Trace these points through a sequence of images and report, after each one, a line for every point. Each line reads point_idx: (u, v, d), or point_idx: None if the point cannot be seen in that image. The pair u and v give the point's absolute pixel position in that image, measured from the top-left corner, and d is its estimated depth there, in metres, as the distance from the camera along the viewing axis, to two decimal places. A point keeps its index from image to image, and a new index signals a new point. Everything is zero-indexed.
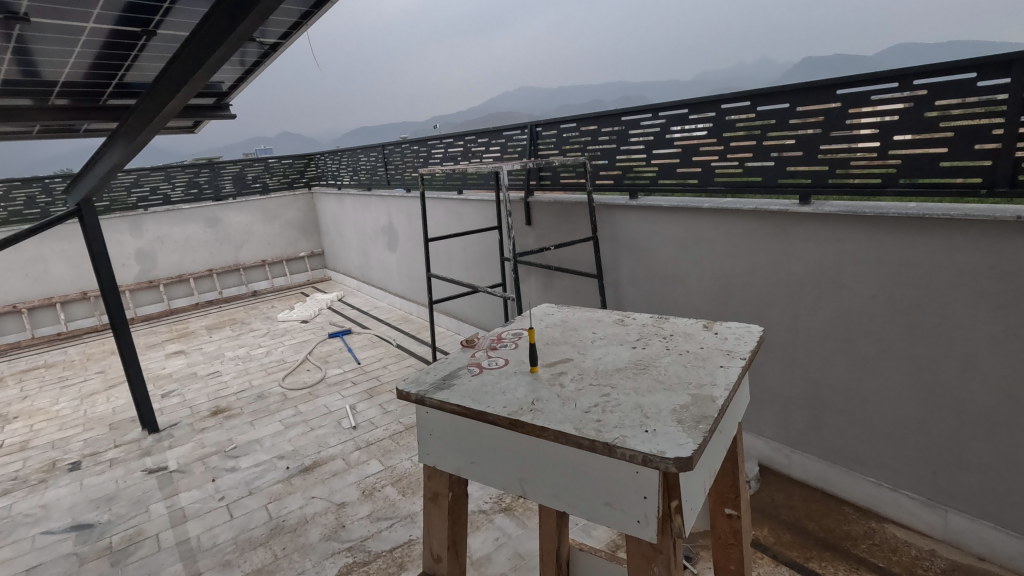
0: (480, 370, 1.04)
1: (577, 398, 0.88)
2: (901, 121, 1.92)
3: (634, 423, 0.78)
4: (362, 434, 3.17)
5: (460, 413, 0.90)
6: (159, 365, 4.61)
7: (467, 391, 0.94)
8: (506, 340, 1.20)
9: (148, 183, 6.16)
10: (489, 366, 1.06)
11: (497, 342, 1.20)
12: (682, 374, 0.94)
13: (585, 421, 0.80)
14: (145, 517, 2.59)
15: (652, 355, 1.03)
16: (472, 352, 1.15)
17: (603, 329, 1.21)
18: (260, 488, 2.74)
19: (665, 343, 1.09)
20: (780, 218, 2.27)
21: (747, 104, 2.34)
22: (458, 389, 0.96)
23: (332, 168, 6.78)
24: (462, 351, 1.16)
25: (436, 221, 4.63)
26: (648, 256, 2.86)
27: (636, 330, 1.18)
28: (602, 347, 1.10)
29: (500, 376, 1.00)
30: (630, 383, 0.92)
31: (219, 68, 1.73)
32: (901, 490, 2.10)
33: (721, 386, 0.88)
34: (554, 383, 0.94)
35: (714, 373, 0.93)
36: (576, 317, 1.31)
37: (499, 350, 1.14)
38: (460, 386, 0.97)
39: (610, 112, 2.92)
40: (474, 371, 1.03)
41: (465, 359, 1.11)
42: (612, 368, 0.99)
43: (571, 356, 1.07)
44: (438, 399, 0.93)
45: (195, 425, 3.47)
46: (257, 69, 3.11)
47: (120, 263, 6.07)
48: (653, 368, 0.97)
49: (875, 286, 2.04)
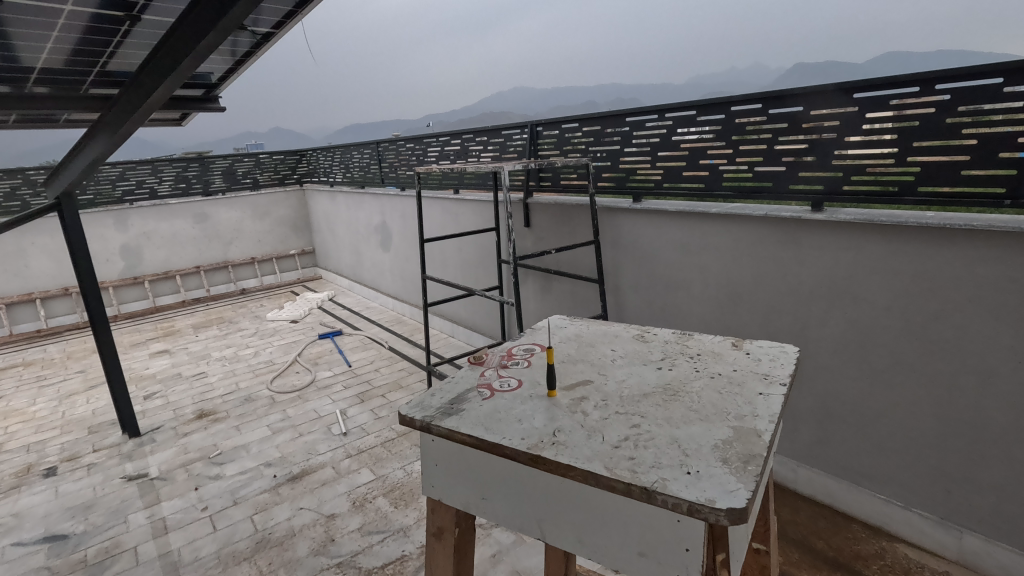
0: (492, 394, 0.94)
1: (605, 428, 0.79)
2: (921, 127, 1.85)
3: (674, 463, 0.69)
4: (353, 441, 3.06)
5: (470, 443, 0.80)
6: (142, 365, 4.46)
7: (477, 418, 0.85)
8: (518, 358, 1.11)
9: (134, 177, 5.98)
10: (501, 388, 0.96)
11: (507, 360, 1.10)
12: (718, 400, 0.86)
13: (617, 460, 0.70)
14: (124, 528, 2.46)
15: (683, 378, 0.94)
16: (482, 370, 1.06)
17: (622, 345, 1.13)
18: (245, 498, 2.62)
19: (694, 364, 1.00)
20: (791, 225, 2.19)
21: (758, 106, 2.26)
22: (468, 416, 0.86)
23: (324, 165, 6.65)
24: (472, 366, 1.08)
25: (431, 221, 4.52)
26: (651, 262, 2.77)
27: (659, 347, 1.10)
28: (625, 367, 1.01)
29: (515, 400, 0.91)
30: (661, 411, 0.83)
31: (206, 57, 1.63)
32: (912, 508, 2.03)
33: (764, 417, 0.79)
34: (574, 410, 0.85)
35: (755, 401, 0.85)
36: (591, 331, 1.23)
37: (511, 370, 1.05)
38: (470, 412, 0.87)
39: (614, 113, 2.83)
40: (485, 395, 0.94)
41: (474, 379, 1.02)
42: (639, 393, 0.90)
43: (592, 378, 0.97)
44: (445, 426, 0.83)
45: (178, 429, 3.34)
46: (249, 59, 2.99)
47: (104, 259, 5.90)
48: (685, 394, 0.88)
49: (890, 298, 1.96)
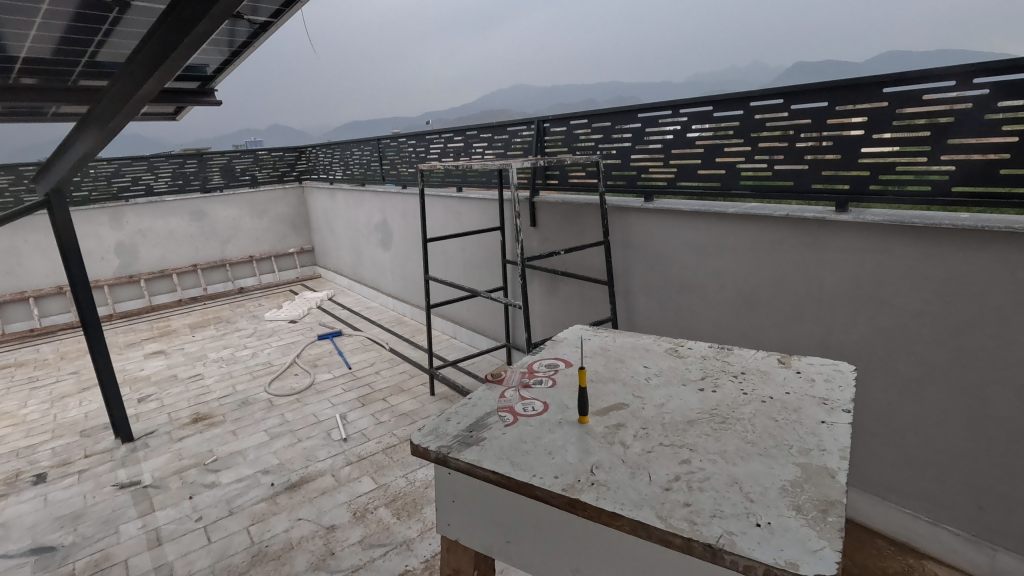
0: (514, 420, 1.05)
1: (650, 467, 0.88)
2: (956, 123, 1.75)
3: (742, 515, 0.77)
4: (354, 448, 2.96)
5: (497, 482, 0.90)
6: (136, 366, 4.35)
7: (499, 452, 0.94)
8: (539, 377, 1.23)
9: (130, 174, 5.86)
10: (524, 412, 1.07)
11: (528, 380, 1.22)
12: (761, 439, 0.95)
13: (672, 512, 0.78)
14: (114, 539, 2.36)
15: (731, 407, 1.06)
16: (502, 391, 1.18)
17: (657, 361, 1.28)
18: (241, 507, 2.52)
19: (741, 386, 1.13)
20: (813, 226, 2.09)
21: (779, 102, 2.17)
22: (489, 449, 0.96)
23: (323, 162, 6.54)
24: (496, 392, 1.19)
25: (434, 220, 4.43)
26: (663, 264, 2.68)
27: (698, 365, 1.25)
28: (668, 390, 1.14)
29: (542, 429, 1.01)
30: (705, 452, 0.92)
31: (201, 46, 1.53)
32: (941, 524, 1.94)
33: (821, 454, 0.89)
34: (613, 442, 0.96)
35: (799, 441, 0.94)
36: (617, 345, 1.39)
37: (532, 391, 1.17)
38: (491, 445, 0.97)
39: (626, 108, 2.72)
40: (506, 421, 1.04)
41: (494, 402, 1.13)
42: (685, 421, 1.01)
43: (625, 401, 1.10)
44: (466, 462, 0.92)
45: (173, 434, 3.24)
46: (246, 50, 2.88)
47: (99, 257, 5.79)
48: (736, 425, 0.99)
49: (920, 303, 1.86)
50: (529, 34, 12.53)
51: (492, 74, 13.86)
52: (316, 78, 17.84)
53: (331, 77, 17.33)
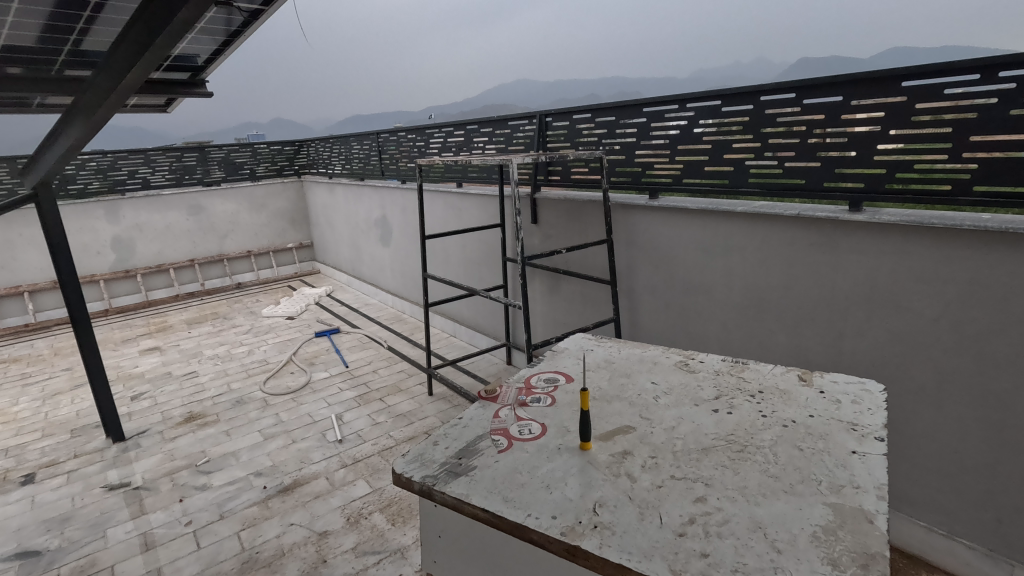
0: (508, 446, 1.07)
1: (660, 507, 0.88)
2: (979, 119, 1.66)
3: (767, 566, 0.75)
4: (349, 450, 2.89)
5: (491, 521, 0.90)
6: (131, 363, 4.29)
7: (490, 485, 0.96)
8: (537, 395, 1.26)
9: (126, 167, 5.79)
10: (520, 436, 1.11)
11: (525, 398, 1.25)
12: (781, 476, 0.94)
13: (686, 562, 0.77)
14: (101, 544, 2.30)
15: (749, 434, 1.07)
16: (497, 411, 1.20)
17: (669, 376, 1.33)
18: (232, 511, 2.45)
19: (760, 408, 1.16)
20: (825, 226, 2.01)
21: (791, 96, 2.08)
22: (479, 481, 0.97)
23: (322, 155, 6.44)
24: (487, 415, 1.20)
25: (434, 216, 4.35)
26: (669, 264, 2.60)
27: (713, 382, 1.28)
28: (684, 411, 1.16)
29: (541, 458, 1.03)
30: (720, 490, 0.91)
31: (184, 35, 1.46)
32: (956, 537, 1.86)
33: (849, 489, 0.90)
34: (620, 474, 0.96)
35: (824, 478, 0.93)
36: (625, 358, 1.44)
37: (531, 411, 1.19)
38: (483, 476, 0.98)
39: (631, 102, 2.64)
40: (500, 447, 1.07)
41: (488, 424, 1.16)
42: (700, 450, 1.02)
43: (631, 424, 1.12)
44: (456, 496, 0.94)
45: (165, 433, 3.18)
46: (237, 40, 2.80)
47: (95, 251, 5.72)
48: (756, 456, 1.00)
49: (939, 308, 1.78)
50: (531, 24, 12.32)
51: (494, 67, 13.67)
52: (316, 71, 17.66)
53: (331, 69, 17.16)
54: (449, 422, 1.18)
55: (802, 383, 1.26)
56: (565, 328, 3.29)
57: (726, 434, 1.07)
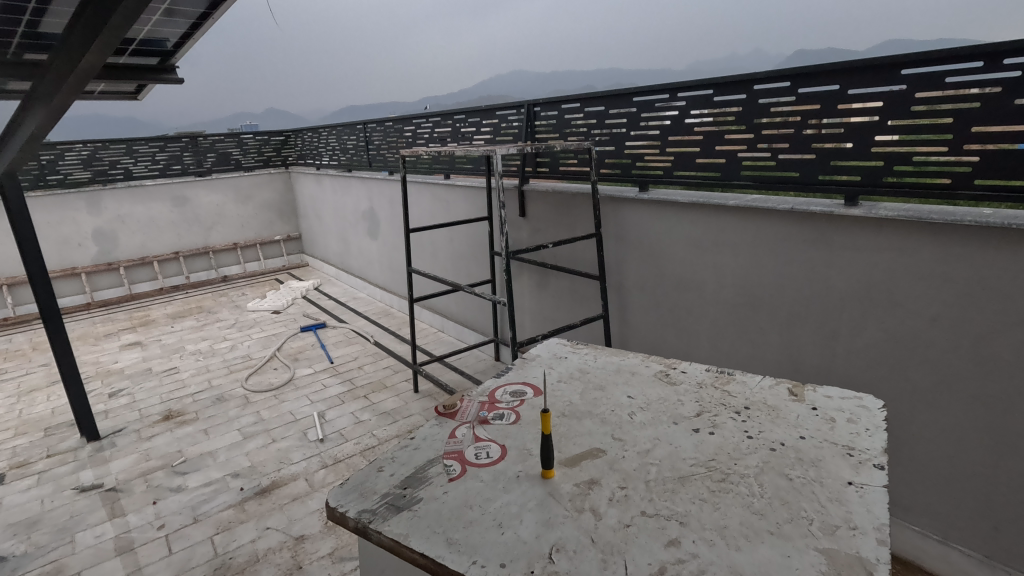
0: (459, 474, 1.03)
1: (627, 553, 0.81)
2: (982, 109, 1.59)
3: None
4: (330, 449, 2.81)
5: (429, 566, 0.84)
6: (110, 358, 4.18)
7: (432, 523, 0.90)
8: (498, 414, 1.23)
9: (107, 157, 5.65)
10: (475, 460, 1.07)
11: (485, 418, 1.22)
12: (765, 513, 0.87)
13: None
14: (69, 549, 2.22)
15: (730, 461, 1.01)
16: (453, 433, 1.16)
17: (648, 390, 1.29)
18: (207, 515, 2.37)
19: (746, 430, 1.11)
20: (820, 221, 1.93)
21: (786, 85, 1.99)
22: (419, 520, 0.91)
23: (310, 146, 6.31)
24: (443, 435, 1.16)
25: (421, 208, 4.26)
26: (658, 260, 2.53)
27: (696, 398, 1.24)
28: (664, 433, 1.11)
29: (498, 491, 0.97)
30: (696, 531, 0.84)
31: (135, 15, 1.36)
32: (952, 543, 1.81)
33: (841, 530, 0.83)
34: (585, 509, 0.90)
35: (815, 517, 0.86)
36: (601, 369, 1.42)
37: (490, 432, 1.16)
38: (425, 513, 0.93)
39: (620, 91, 2.54)
40: (451, 476, 1.03)
41: (441, 447, 1.12)
42: (678, 479, 0.96)
43: (601, 446, 1.08)
44: (393, 537, 0.88)
45: (142, 432, 3.09)
46: (205, 23, 2.66)
47: (76, 244, 5.58)
48: (736, 487, 0.94)
49: (937, 307, 1.71)
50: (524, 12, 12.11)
51: None
52: (306, 60, 17.40)
53: (322, 59, 16.90)
54: (399, 443, 1.14)
55: (794, 399, 1.21)
56: (554, 323, 3.21)
57: (706, 461, 1.01)
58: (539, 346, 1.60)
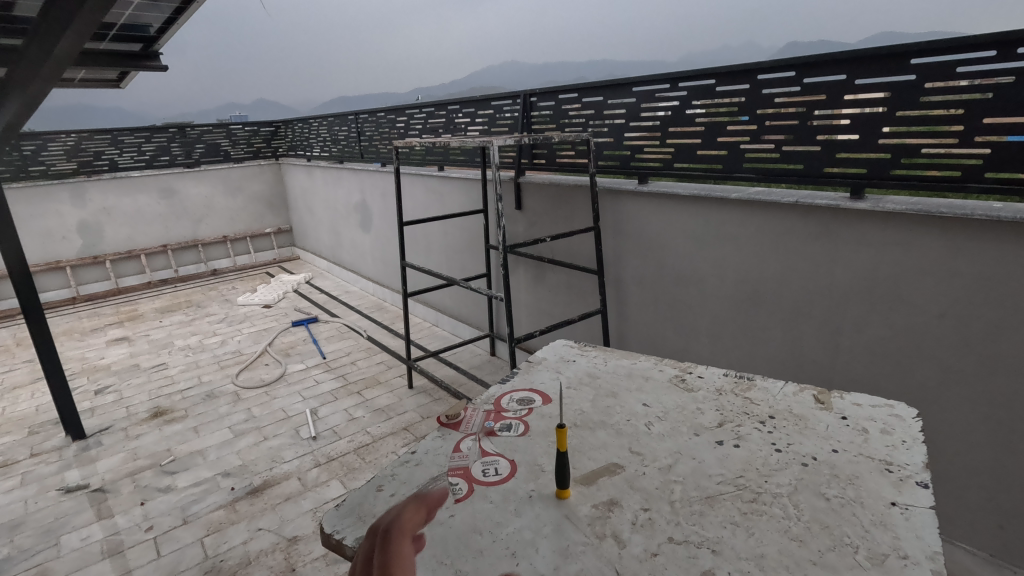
0: (465, 495, 0.98)
1: None
2: (995, 100, 1.54)
3: None
4: (323, 447, 2.76)
5: None
6: (97, 354, 4.09)
7: (435, 551, 0.85)
8: (505, 425, 1.18)
9: (92, 148, 5.51)
10: (482, 478, 1.02)
11: (491, 429, 1.17)
12: (805, 541, 0.83)
13: None
14: (54, 552, 2.15)
15: (760, 479, 0.97)
16: (458, 447, 1.12)
17: (666, 397, 1.25)
18: (197, 516, 2.31)
19: (774, 442, 1.07)
20: (825, 215, 1.89)
21: (791, 75, 1.94)
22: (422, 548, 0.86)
23: (300, 137, 6.19)
24: (446, 448, 1.12)
25: (414, 201, 4.18)
26: (658, 255, 2.48)
27: (717, 407, 1.20)
28: (690, 446, 1.07)
29: (511, 513, 0.92)
30: (730, 561, 0.80)
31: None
32: (956, 541, 1.78)
33: (888, 560, 0.79)
34: (606, 536, 0.86)
35: (859, 545, 0.82)
36: (610, 374, 1.38)
37: (497, 446, 1.11)
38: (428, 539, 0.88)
39: (619, 81, 2.48)
40: (455, 496, 0.98)
41: (445, 464, 1.07)
42: (708, 501, 0.92)
43: (618, 461, 1.03)
44: None
45: (130, 430, 3.02)
46: (190, 7, 2.55)
47: (61, 236, 5.45)
48: (770, 510, 0.89)
49: (944, 304, 1.67)
50: None
51: None
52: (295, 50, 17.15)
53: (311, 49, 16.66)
54: (399, 459, 1.10)
55: (821, 406, 1.17)
56: (551, 318, 3.15)
57: (733, 478, 0.97)
58: (544, 348, 1.55)
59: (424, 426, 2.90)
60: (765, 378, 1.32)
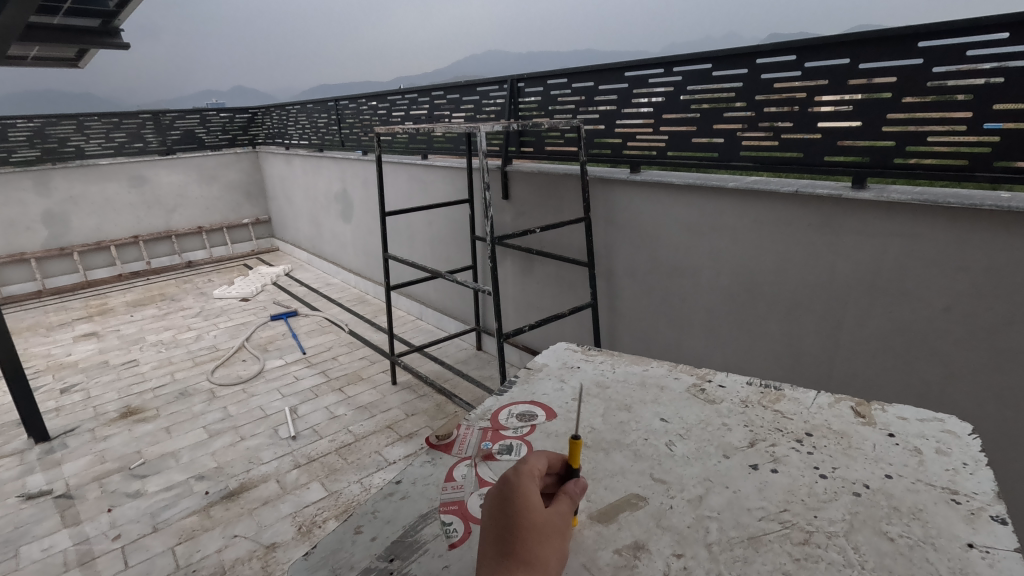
0: (462, 536, 0.89)
1: None
2: (1006, 85, 1.47)
3: None
4: (303, 448, 2.64)
5: None
6: (63, 351, 3.90)
7: None
8: (503, 449, 1.09)
9: (57, 134, 5.24)
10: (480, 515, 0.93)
11: (489, 454, 1.08)
12: None
13: None
14: (12, 565, 2.02)
15: (804, 513, 0.89)
16: (452, 477, 1.03)
17: (689, 413, 1.17)
18: (168, 523, 2.19)
19: (815, 468, 0.99)
20: (828, 206, 1.82)
21: (791, 59, 1.85)
22: None
23: (277, 124, 5.99)
24: (441, 477, 1.03)
25: (397, 190, 4.05)
26: (653, 248, 2.40)
27: (750, 425, 1.12)
28: (721, 472, 0.99)
29: None
30: None
31: None
32: None
33: None
34: None
35: None
36: (620, 385, 1.30)
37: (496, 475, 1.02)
38: None
39: (610, 66, 2.38)
40: (451, 538, 0.89)
41: (440, 496, 0.99)
42: (750, 540, 0.84)
43: (640, 490, 0.96)
44: None
45: (97, 432, 2.87)
46: None
47: (24, 227, 5.20)
48: (820, 551, 0.81)
49: (950, 297, 1.62)
50: None
51: None
52: None
53: None
54: (381, 491, 1.00)
55: (862, 422, 1.10)
56: (539, 312, 3.07)
57: (777, 512, 0.89)
58: (543, 353, 1.46)
59: (409, 424, 2.80)
60: (793, 387, 1.25)
